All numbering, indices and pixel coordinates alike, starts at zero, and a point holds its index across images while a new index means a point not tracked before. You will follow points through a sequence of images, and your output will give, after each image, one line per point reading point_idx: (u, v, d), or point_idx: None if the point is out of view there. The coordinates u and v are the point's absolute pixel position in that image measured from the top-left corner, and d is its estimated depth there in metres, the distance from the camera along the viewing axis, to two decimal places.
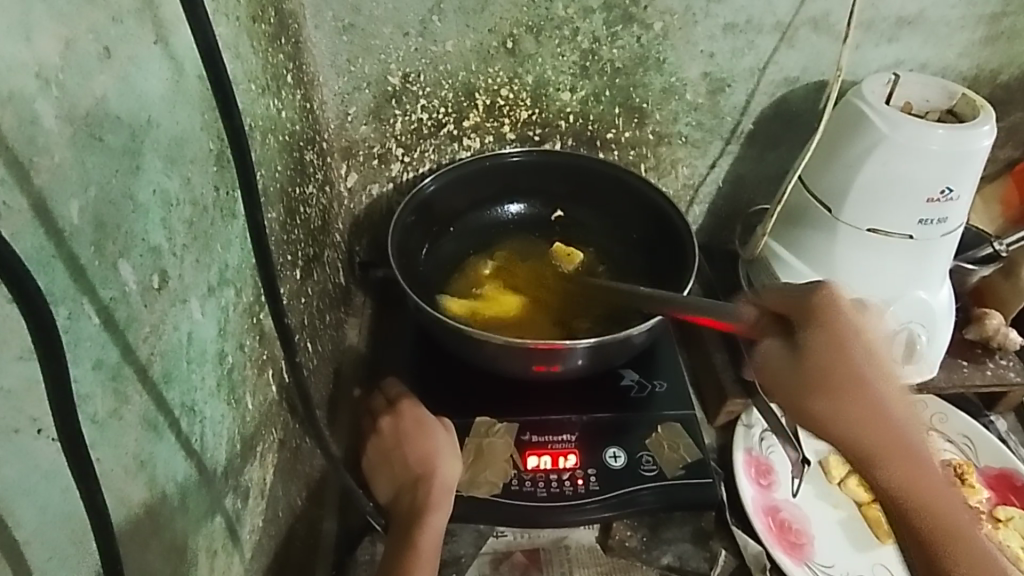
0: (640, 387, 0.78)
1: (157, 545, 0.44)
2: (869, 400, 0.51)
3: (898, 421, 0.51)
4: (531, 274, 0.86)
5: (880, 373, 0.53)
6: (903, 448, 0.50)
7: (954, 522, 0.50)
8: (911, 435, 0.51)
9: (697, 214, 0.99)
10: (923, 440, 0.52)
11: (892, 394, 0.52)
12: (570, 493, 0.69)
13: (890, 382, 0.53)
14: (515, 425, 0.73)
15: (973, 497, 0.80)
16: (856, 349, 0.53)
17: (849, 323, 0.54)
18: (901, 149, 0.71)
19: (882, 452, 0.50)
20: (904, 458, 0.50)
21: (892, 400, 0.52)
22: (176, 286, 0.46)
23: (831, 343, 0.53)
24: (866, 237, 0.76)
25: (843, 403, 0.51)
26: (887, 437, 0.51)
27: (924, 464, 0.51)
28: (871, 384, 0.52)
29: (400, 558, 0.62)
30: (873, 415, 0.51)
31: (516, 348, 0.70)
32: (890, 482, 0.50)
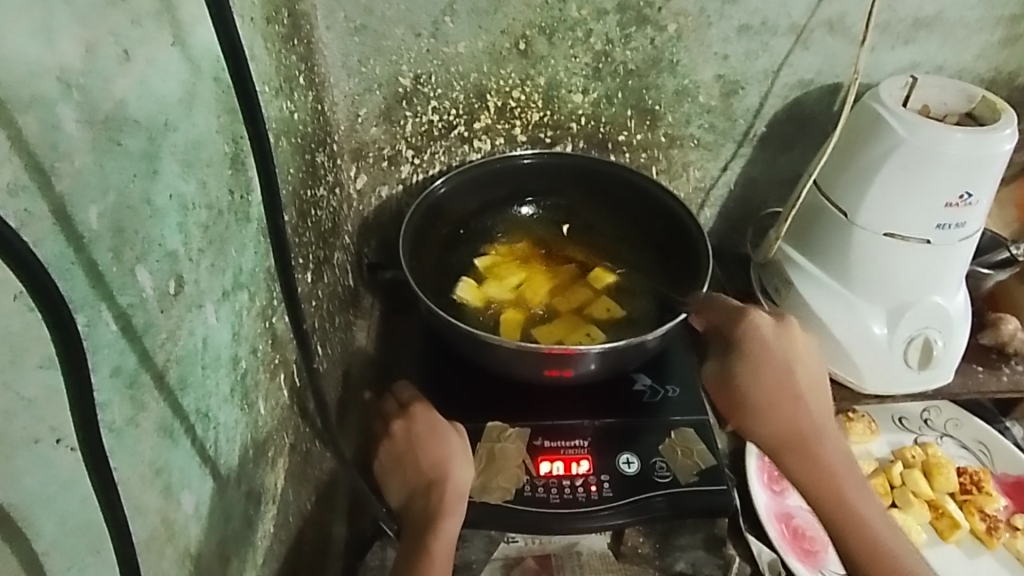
0: (653, 392, 0.78)
1: (172, 554, 0.44)
2: (778, 413, 0.67)
3: (804, 423, 0.67)
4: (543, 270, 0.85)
5: (789, 390, 0.68)
6: (804, 448, 0.66)
7: (846, 502, 0.65)
8: (812, 434, 0.67)
9: (708, 217, 0.98)
10: (821, 440, 0.66)
11: (805, 402, 0.67)
12: (583, 499, 0.68)
13: (803, 402, 0.68)
14: (527, 430, 0.73)
15: (989, 505, 0.79)
16: (766, 382, 0.68)
17: (762, 352, 0.69)
18: (919, 152, 0.71)
19: (787, 452, 0.67)
20: (805, 461, 0.66)
21: (801, 408, 0.67)
22: (192, 291, 0.45)
23: (750, 370, 0.68)
24: (883, 242, 0.75)
25: (752, 408, 0.68)
26: (790, 438, 0.67)
27: (822, 459, 0.66)
28: (789, 402, 0.67)
29: (412, 566, 0.61)
30: (785, 420, 0.67)
31: (529, 353, 0.70)
32: (796, 474, 0.66)
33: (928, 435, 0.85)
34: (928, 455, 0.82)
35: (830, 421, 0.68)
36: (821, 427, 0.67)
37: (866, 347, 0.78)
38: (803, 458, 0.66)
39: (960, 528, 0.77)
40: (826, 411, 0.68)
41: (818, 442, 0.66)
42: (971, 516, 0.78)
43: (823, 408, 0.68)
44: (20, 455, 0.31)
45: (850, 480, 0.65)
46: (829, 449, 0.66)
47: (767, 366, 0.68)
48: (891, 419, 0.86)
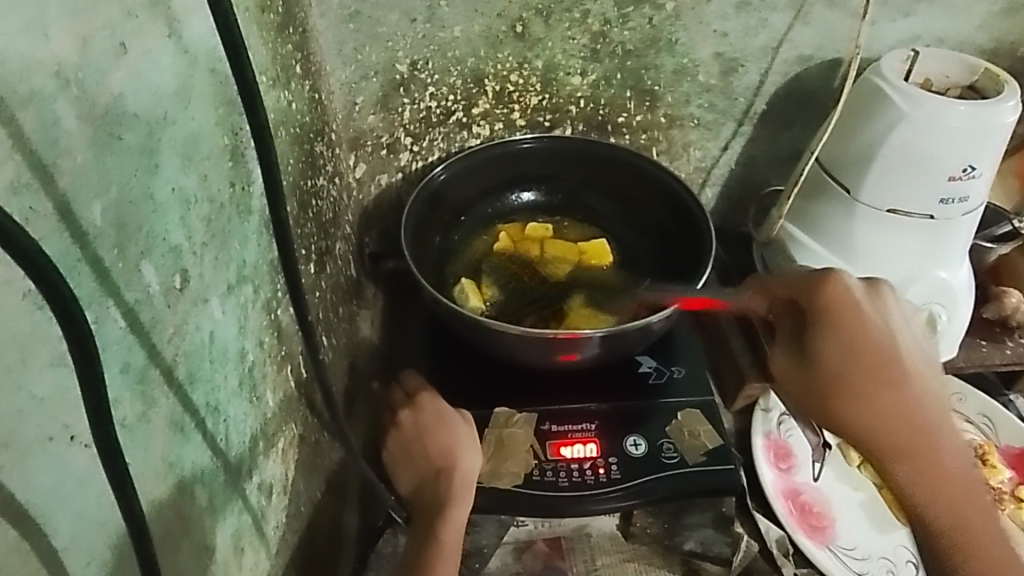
0: (658, 374, 0.78)
1: (187, 546, 0.44)
2: (884, 397, 0.54)
3: (914, 410, 0.54)
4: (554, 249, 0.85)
5: (894, 365, 0.55)
6: (919, 438, 0.53)
7: (963, 513, 0.53)
8: (926, 423, 0.54)
9: (709, 197, 0.98)
10: (931, 428, 0.54)
11: (911, 388, 0.55)
12: (592, 483, 0.69)
13: (907, 381, 0.55)
14: (535, 415, 0.73)
15: (994, 477, 0.80)
16: (863, 351, 0.55)
17: (863, 322, 0.56)
18: (921, 127, 0.70)
19: (895, 452, 0.53)
20: (920, 460, 0.53)
21: (908, 390, 0.54)
22: (197, 286, 0.45)
23: (830, 348, 0.55)
24: (885, 218, 0.75)
25: (851, 392, 0.54)
26: (900, 430, 0.53)
27: (937, 462, 0.53)
28: (884, 381, 0.54)
29: (424, 551, 0.62)
30: (899, 405, 0.54)
31: (533, 339, 0.70)
32: (907, 478, 0.53)
33: None
34: None
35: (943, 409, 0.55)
36: (931, 411, 0.54)
37: None
38: (923, 457, 0.53)
39: None
40: (931, 392, 0.55)
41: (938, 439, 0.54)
42: None
43: (933, 392, 0.56)
44: (34, 454, 0.31)
45: (966, 483, 0.53)
46: (940, 442, 0.54)
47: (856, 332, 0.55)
48: None
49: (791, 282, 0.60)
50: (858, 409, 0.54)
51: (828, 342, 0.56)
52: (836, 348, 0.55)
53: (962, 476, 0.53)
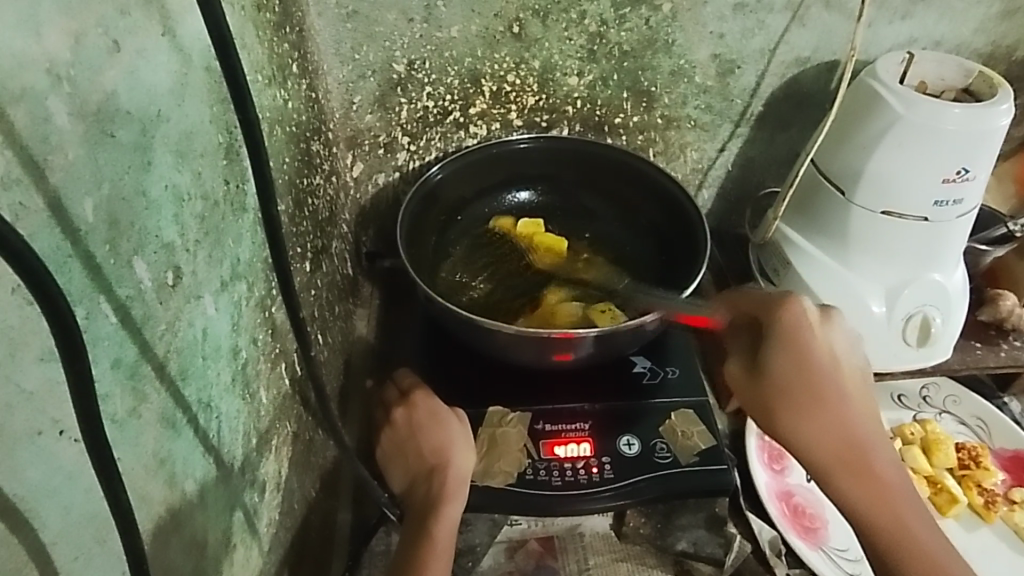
0: (652, 374, 0.78)
1: (178, 541, 0.44)
2: (826, 413, 0.58)
3: (851, 425, 0.59)
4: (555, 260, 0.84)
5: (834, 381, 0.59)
6: (853, 448, 0.58)
7: (898, 516, 0.57)
8: (861, 438, 0.58)
9: (706, 199, 0.98)
10: (866, 437, 0.59)
11: (847, 405, 0.59)
12: (585, 482, 0.69)
13: (845, 399, 0.59)
14: (528, 414, 0.73)
15: (988, 479, 0.80)
16: (810, 368, 0.58)
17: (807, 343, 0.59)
18: (916, 129, 0.70)
19: (834, 461, 0.58)
20: (852, 471, 0.58)
21: (848, 408, 0.59)
22: (190, 283, 0.45)
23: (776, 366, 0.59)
24: (881, 220, 0.75)
25: (797, 408, 0.58)
26: (837, 441, 0.58)
27: (872, 471, 0.58)
28: (824, 399, 0.58)
29: (416, 549, 0.62)
30: (839, 418, 0.59)
31: (528, 338, 0.70)
32: (846, 487, 0.58)
33: (927, 412, 0.86)
34: (927, 432, 0.82)
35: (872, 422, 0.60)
36: (864, 421, 0.59)
37: (865, 325, 0.78)
38: (858, 465, 0.58)
39: (959, 503, 0.77)
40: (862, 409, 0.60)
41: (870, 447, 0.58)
42: (970, 491, 0.79)
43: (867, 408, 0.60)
44: (23, 447, 0.31)
45: (897, 487, 0.58)
46: (876, 451, 0.59)
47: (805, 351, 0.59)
48: (890, 397, 0.86)
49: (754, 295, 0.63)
50: (799, 423, 0.58)
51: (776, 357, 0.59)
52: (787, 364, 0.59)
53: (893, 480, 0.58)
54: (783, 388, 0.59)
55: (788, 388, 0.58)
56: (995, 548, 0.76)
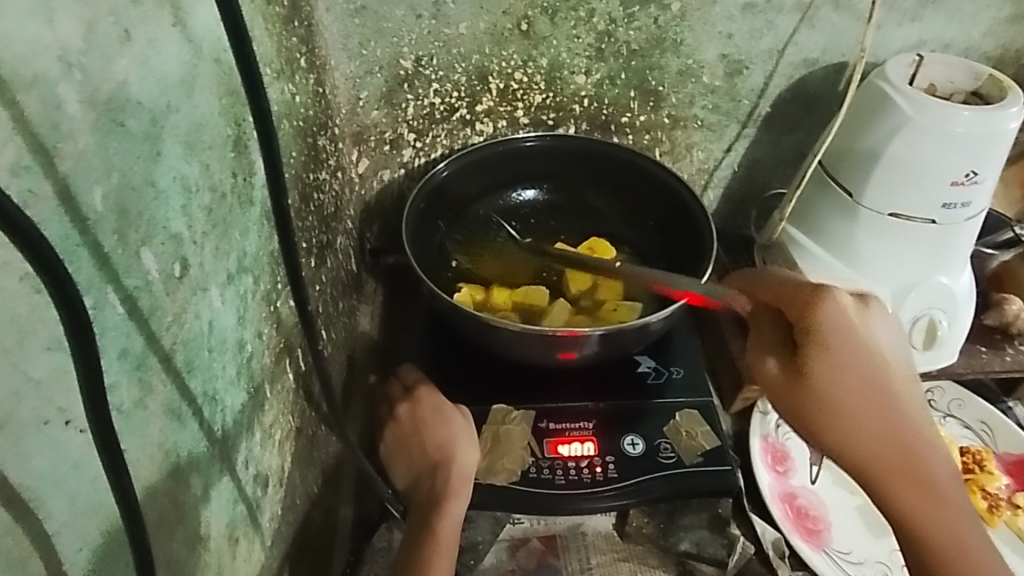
0: (657, 374, 0.78)
1: (181, 534, 0.44)
2: (874, 424, 0.56)
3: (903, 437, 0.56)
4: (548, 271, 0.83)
5: (882, 379, 0.57)
6: (898, 470, 0.56)
7: (947, 525, 0.56)
8: (913, 461, 0.56)
9: (712, 199, 0.98)
10: (914, 431, 0.57)
11: (893, 407, 0.57)
12: (588, 481, 0.69)
13: (894, 408, 0.57)
14: (532, 412, 0.73)
15: (992, 483, 0.79)
16: (849, 379, 0.57)
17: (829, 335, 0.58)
18: (925, 132, 0.70)
19: (886, 477, 0.56)
20: (909, 487, 0.56)
21: (898, 416, 0.57)
22: (197, 274, 0.45)
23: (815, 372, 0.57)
24: (888, 222, 0.75)
25: (852, 408, 0.56)
26: (892, 462, 0.56)
27: (924, 487, 0.56)
28: (874, 408, 0.56)
29: (419, 546, 0.62)
30: (887, 439, 0.56)
31: (533, 336, 0.70)
32: (897, 496, 0.56)
33: (931, 416, 0.85)
34: None
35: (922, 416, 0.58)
36: (901, 405, 0.57)
37: None
38: (906, 484, 0.56)
39: None
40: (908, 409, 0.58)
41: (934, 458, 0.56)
42: (974, 495, 0.79)
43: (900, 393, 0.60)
44: (29, 436, 0.31)
45: (952, 503, 0.56)
46: (933, 453, 0.57)
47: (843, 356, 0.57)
48: None
49: (776, 288, 0.64)
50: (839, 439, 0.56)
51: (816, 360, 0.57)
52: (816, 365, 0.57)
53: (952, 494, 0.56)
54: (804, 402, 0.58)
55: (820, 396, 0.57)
56: (999, 552, 0.76)
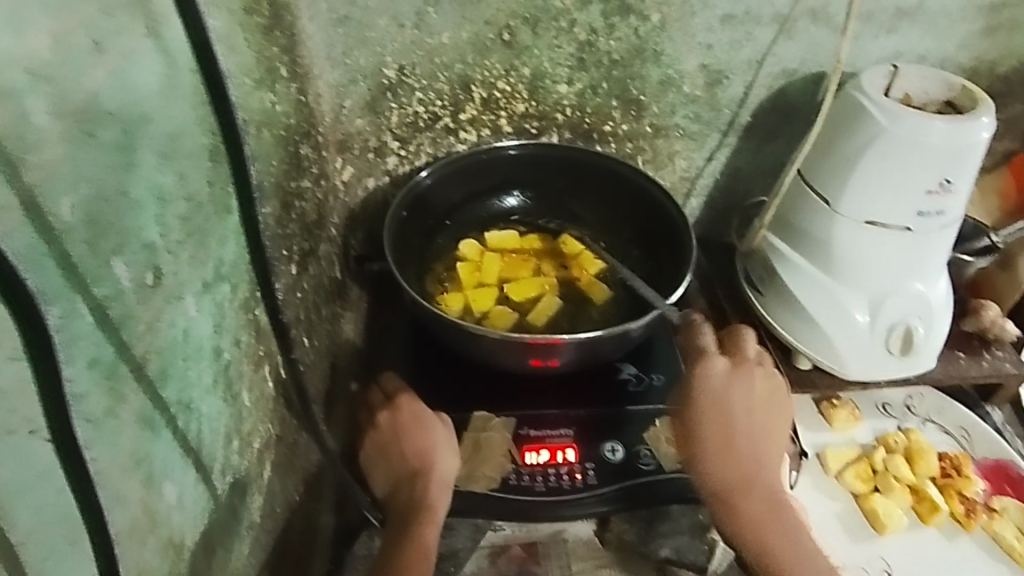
0: (638, 380, 0.77)
1: (153, 543, 0.44)
2: (719, 448, 0.70)
3: (752, 465, 0.71)
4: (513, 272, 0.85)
5: (742, 430, 0.72)
6: (744, 482, 0.70)
7: (766, 545, 0.68)
8: (754, 478, 0.70)
9: (694, 207, 0.99)
10: (762, 483, 0.70)
11: (741, 442, 0.71)
12: (568, 487, 0.69)
13: (755, 443, 0.72)
14: (513, 419, 0.72)
15: (969, 488, 0.79)
16: (716, 408, 0.72)
17: (711, 384, 0.74)
18: (899, 142, 0.71)
19: (726, 487, 0.69)
20: (737, 497, 0.69)
21: (752, 451, 0.71)
22: (172, 283, 0.45)
23: (685, 404, 0.73)
24: (864, 230, 0.75)
25: (711, 444, 0.70)
26: (735, 470, 0.70)
27: (749, 499, 0.69)
28: (729, 438, 0.71)
29: (397, 553, 0.63)
30: (726, 456, 0.70)
31: (512, 343, 0.70)
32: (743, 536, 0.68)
33: (911, 421, 0.86)
34: (910, 441, 0.82)
35: (773, 463, 0.72)
36: (737, 442, 0.71)
37: (848, 335, 0.79)
38: (744, 498, 0.69)
39: (940, 512, 0.77)
40: (752, 451, 0.71)
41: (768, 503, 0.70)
42: (951, 499, 0.78)
43: (759, 434, 0.72)
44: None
45: (775, 526, 0.69)
46: (768, 499, 0.70)
47: (706, 399, 0.73)
48: (874, 405, 0.87)
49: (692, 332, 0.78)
50: (711, 459, 0.70)
51: (701, 391, 0.73)
52: (702, 403, 0.73)
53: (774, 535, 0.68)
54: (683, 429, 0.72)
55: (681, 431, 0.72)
56: (975, 556, 0.76)
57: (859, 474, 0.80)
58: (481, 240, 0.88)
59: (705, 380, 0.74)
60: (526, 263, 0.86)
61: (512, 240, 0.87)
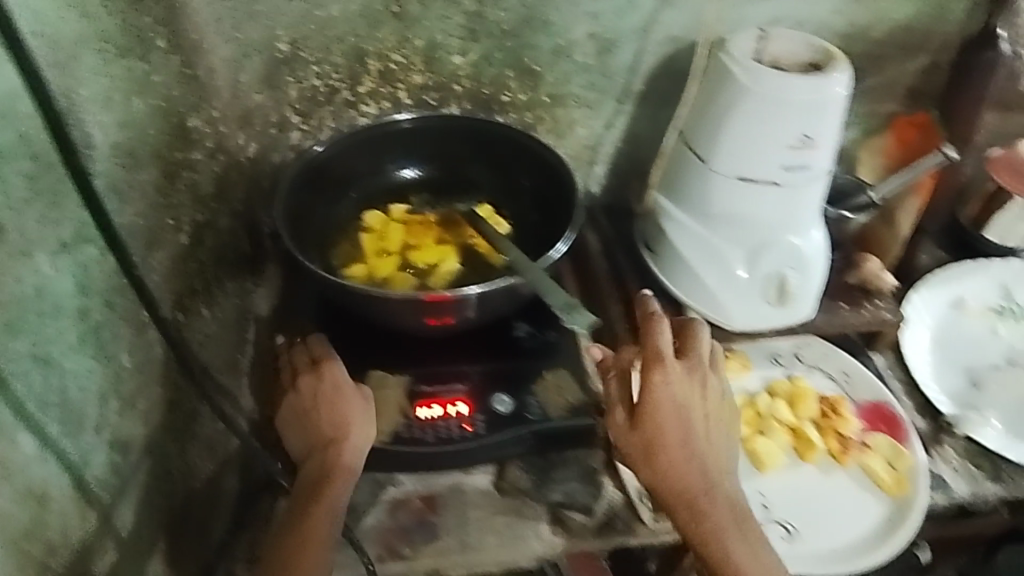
0: (533, 337, 0.81)
1: (7, 490, 0.47)
2: (674, 455, 0.68)
3: (706, 474, 0.69)
4: (413, 242, 0.87)
5: (696, 436, 0.69)
6: (699, 492, 0.68)
7: (723, 552, 0.66)
8: (706, 485, 0.68)
9: (598, 174, 1.03)
10: (719, 489, 0.69)
11: (699, 449, 0.69)
12: (456, 437, 0.73)
13: (703, 449, 0.70)
14: (407, 377, 0.76)
15: (845, 426, 0.84)
16: (671, 418, 0.69)
17: (676, 396, 0.69)
18: (759, 99, 0.75)
19: (681, 497, 0.68)
20: (692, 507, 0.68)
21: (706, 458, 0.69)
22: (18, 240, 0.47)
23: (645, 412, 0.69)
24: (736, 185, 0.79)
25: (664, 454, 0.68)
26: (688, 481, 0.68)
27: (705, 506, 0.68)
28: (687, 446, 0.69)
29: (299, 522, 0.66)
30: (681, 463, 0.68)
31: (404, 302, 0.72)
32: (700, 540, 0.67)
33: (798, 369, 0.91)
34: (793, 387, 0.88)
35: (728, 469, 0.71)
36: (696, 447, 0.69)
37: (727, 286, 0.83)
38: (697, 506, 0.68)
39: (816, 449, 0.82)
40: (711, 460, 0.70)
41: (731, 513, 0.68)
42: (828, 438, 0.84)
43: (715, 437, 0.71)
44: None
45: (729, 529, 0.67)
46: (725, 505, 0.68)
47: (665, 407, 0.69)
48: (765, 356, 0.92)
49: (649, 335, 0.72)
50: (660, 467, 0.68)
51: (659, 401, 0.69)
52: (663, 414, 0.69)
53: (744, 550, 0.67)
54: (645, 438, 0.69)
55: (642, 439, 0.69)
56: (849, 490, 0.80)
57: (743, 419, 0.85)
58: (386, 211, 0.90)
59: (667, 391, 0.69)
60: (427, 233, 0.88)
61: (409, 214, 0.89)
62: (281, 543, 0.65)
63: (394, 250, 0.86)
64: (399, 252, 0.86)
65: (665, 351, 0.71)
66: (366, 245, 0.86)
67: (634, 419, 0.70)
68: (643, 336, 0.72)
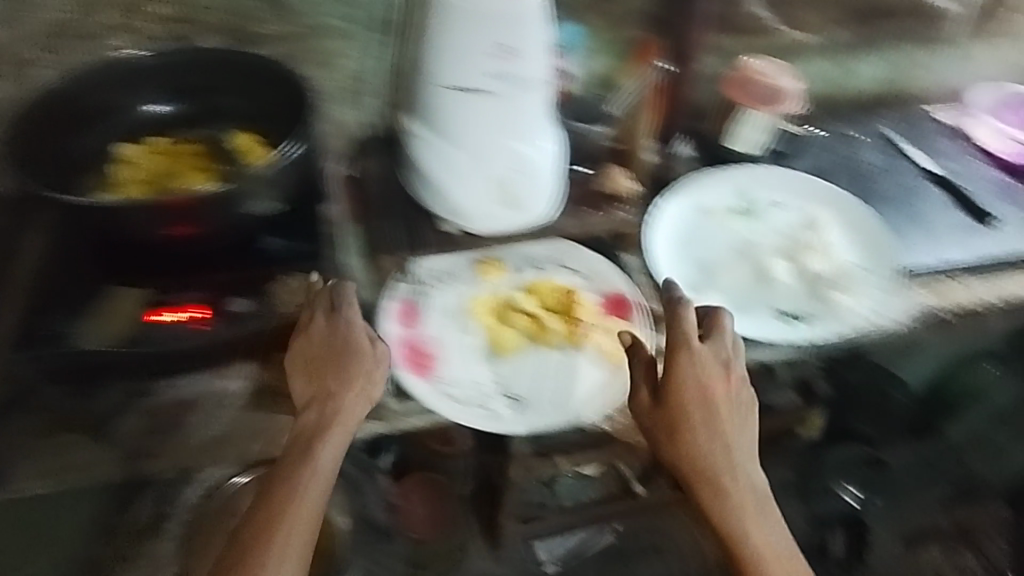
0: (282, 249, 0.90)
1: None
2: (697, 434, 0.82)
3: (702, 449, 0.82)
4: (166, 166, 0.91)
5: (698, 405, 0.82)
6: (709, 470, 0.82)
7: (744, 523, 0.81)
8: (713, 468, 0.82)
9: (373, 105, 1.09)
10: (738, 464, 0.82)
11: (718, 420, 0.82)
12: (193, 333, 0.83)
13: (716, 428, 0.82)
14: (154, 288, 0.87)
15: (583, 314, 0.93)
16: (691, 387, 0.82)
17: (699, 377, 0.82)
18: (460, 14, 0.86)
19: (694, 474, 0.82)
20: (710, 486, 0.82)
21: (730, 434, 0.83)
22: None
23: (663, 393, 0.82)
24: (455, 94, 0.90)
25: (687, 436, 0.81)
26: (701, 460, 0.82)
27: (726, 482, 0.82)
28: (686, 426, 0.81)
29: (293, 471, 0.76)
30: (700, 438, 0.82)
31: (140, 210, 0.80)
32: (714, 507, 0.82)
33: (548, 267, 0.97)
34: (540, 284, 0.95)
35: (749, 453, 0.84)
36: (702, 421, 0.82)
37: (464, 190, 0.95)
38: (709, 486, 0.82)
39: (555, 338, 0.91)
40: (729, 443, 0.82)
41: (716, 463, 0.82)
42: (568, 326, 0.92)
43: (730, 419, 0.83)
44: None
45: (748, 506, 0.82)
46: (746, 485, 0.82)
47: (691, 384, 0.82)
48: (517, 258, 0.97)
49: (678, 311, 0.84)
50: (683, 448, 0.82)
51: (677, 382, 0.82)
52: (689, 390, 0.82)
53: (748, 497, 0.82)
54: (669, 419, 0.82)
55: (660, 422, 0.82)
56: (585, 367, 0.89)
57: (491, 317, 0.92)
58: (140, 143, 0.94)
59: (692, 369, 0.82)
60: (181, 157, 0.92)
61: (164, 144, 0.93)
62: (274, 484, 0.76)
63: (151, 171, 0.91)
64: (155, 174, 0.91)
65: (689, 340, 0.84)
66: (121, 170, 0.90)
67: (654, 399, 0.83)
68: (671, 322, 0.84)
